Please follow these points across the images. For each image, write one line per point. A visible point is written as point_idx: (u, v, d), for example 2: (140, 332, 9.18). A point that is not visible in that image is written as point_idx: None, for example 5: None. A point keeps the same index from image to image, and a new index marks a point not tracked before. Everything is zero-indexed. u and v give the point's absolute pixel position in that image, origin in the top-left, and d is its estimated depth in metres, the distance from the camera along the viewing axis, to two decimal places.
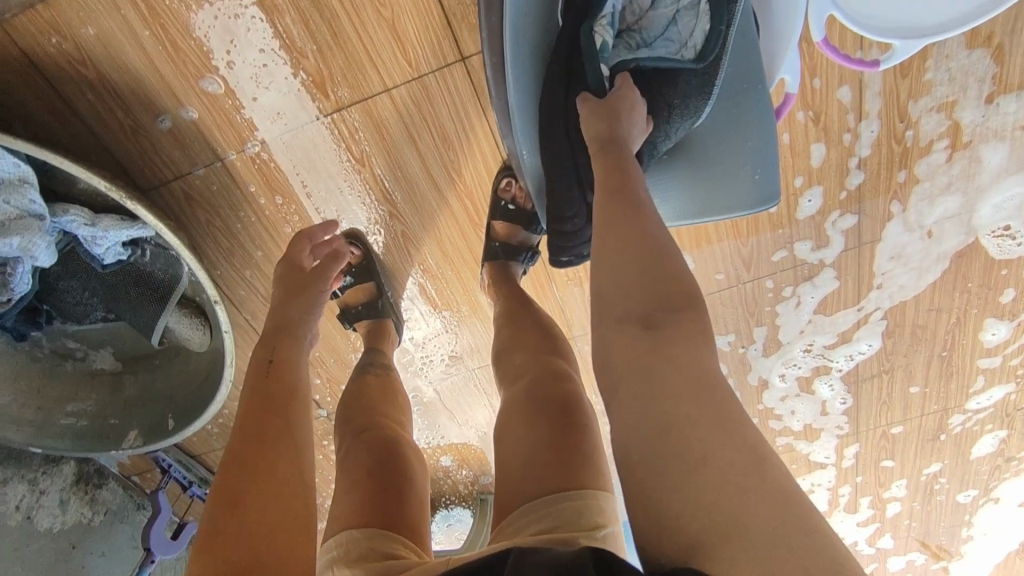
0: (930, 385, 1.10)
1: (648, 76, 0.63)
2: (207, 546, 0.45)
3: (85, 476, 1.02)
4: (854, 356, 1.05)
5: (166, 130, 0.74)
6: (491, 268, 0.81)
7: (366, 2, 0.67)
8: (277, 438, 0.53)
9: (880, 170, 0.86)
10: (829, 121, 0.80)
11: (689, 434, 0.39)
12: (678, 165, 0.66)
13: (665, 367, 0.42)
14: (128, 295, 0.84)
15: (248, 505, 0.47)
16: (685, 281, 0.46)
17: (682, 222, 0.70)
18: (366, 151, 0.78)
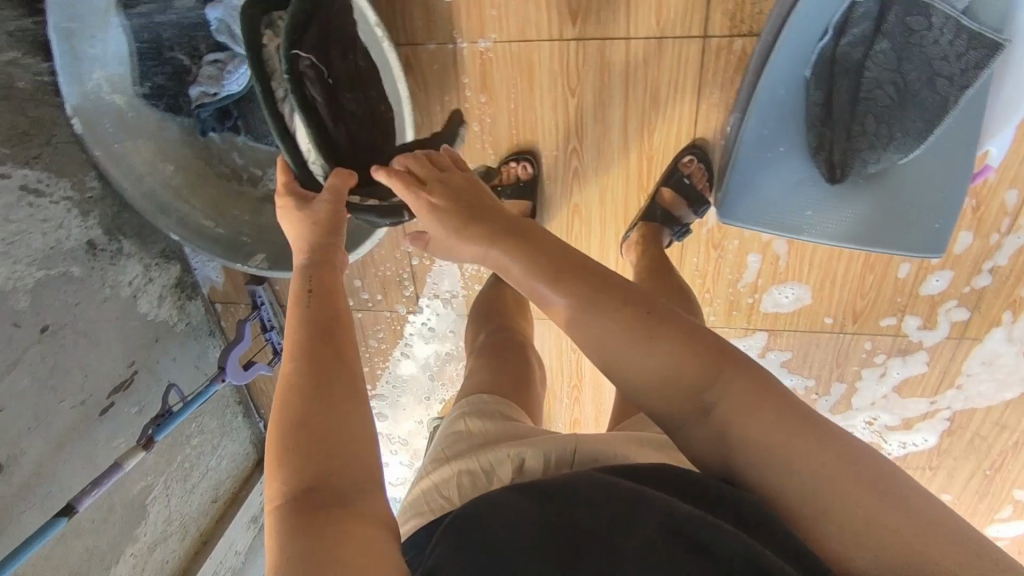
0: (961, 498, 1.14)
1: (880, 105, 0.68)
2: (278, 464, 0.45)
3: (183, 285, 1.09)
4: (907, 445, 1.09)
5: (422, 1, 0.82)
6: (645, 228, 0.87)
7: None
8: (326, 358, 0.52)
9: (1008, 277, 0.91)
10: (986, 215, 0.87)
11: (738, 423, 0.45)
12: (870, 191, 0.72)
13: (657, 389, 0.48)
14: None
15: (314, 420, 0.46)
16: (654, 300, 0.51)
17: (844, 244, 0.73)
18: (581, 84, 0.84)
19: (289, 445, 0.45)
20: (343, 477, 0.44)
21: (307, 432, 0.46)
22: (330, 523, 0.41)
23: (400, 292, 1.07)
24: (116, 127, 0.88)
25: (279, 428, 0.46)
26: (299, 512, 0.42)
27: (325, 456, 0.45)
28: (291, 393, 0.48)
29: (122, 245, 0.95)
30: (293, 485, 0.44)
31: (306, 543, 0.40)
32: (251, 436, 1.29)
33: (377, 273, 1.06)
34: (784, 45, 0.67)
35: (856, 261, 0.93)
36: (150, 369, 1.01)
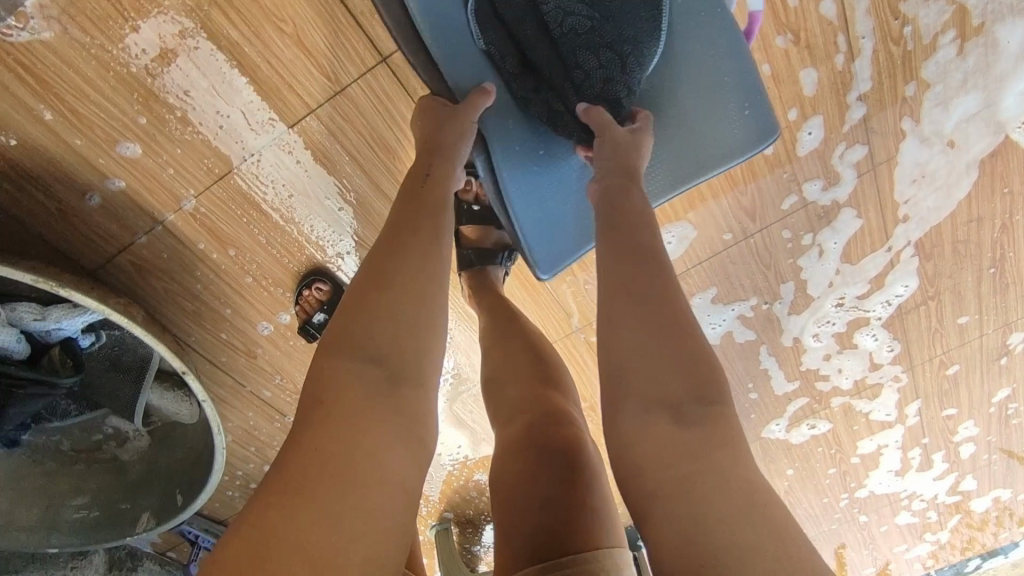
0: (982, 309, 0.99)
1: (584, 32, 0.57)
2: (340, 317, 0.44)
3: (118, 561, 1.01)
4: (891, 301, 0.96)
5: (98, 206, 0.70)
6: (469, 278, 0.75)
7: (264, 22, 0.60)
8: (410, 223, 0.49)
9: (883, 83, 0.74)
10: (813, 40, 0.69)
11: (694, 473, 0.38)
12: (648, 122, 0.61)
13: (659, 371, 0.42)
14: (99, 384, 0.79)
15: (371, 293, 0.44)
16: (680, 305, 0.44)
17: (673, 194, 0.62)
18: (307, 180, 0.71)
19: (353, 313, 0.44)
20: (393, 362, 0.42)
21: (369, 309, 0.43)
22: (360, 419, 0.39)
23: None
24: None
25: (360, 288, 0.45)
26: (352, 385, 0.40)
27: (391, 333, 0.43)
28: (390, 270, 0.45)
29: None
30: (354, 350, 0.42)
31: (314, 424, 0.38)
32: None
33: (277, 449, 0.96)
34: (435, 41, 0.55)
35: None
36: None
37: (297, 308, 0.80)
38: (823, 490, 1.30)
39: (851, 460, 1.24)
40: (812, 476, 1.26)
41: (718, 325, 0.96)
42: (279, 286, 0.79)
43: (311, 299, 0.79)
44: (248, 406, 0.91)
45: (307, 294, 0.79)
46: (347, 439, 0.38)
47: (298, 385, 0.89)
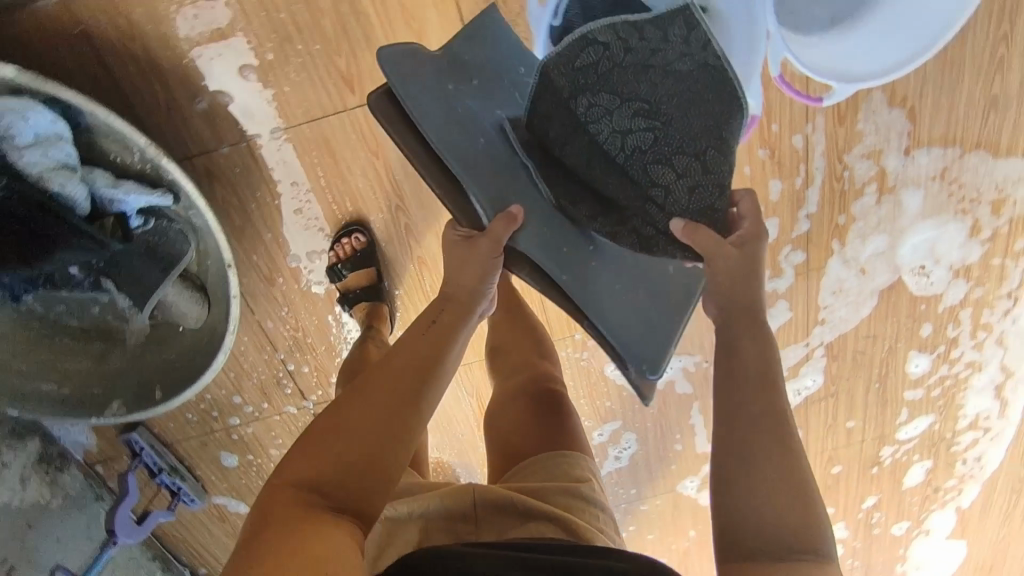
0: (866, 419, 1.20)
1: (646, 148, 0.65)
2: (309, 442, 0.57)
3: (48, 457, 1.00)
4: (801, 390, 1.17)
5: (202, 111, 0.81)
6: None
7: (399, 16, 0.78)
8: (379, 364, 0.64)
9: (825, 207, 0.98)
10: (783, 159, 0.93)
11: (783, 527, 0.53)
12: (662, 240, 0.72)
13: (759, 454, 0.56)
14: (131, 263, 0.85)
15: (340, 427, 0.57)
16: (784, 410, 0.58)
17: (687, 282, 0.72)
18: (382, 145, 0.86)
19: (324, 436, 0.57)
20: (350, 486, 0.55)
21: (331, 437, 0.57)
22: (295, 533, 0.50)
23: (281, 392, 1.04)
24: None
25: (327, 422, 0.58)
26: (298, 503, 0.53)
27: (343, 465, 0.55)
28: (352, 408, 0.59)
29: None
30: (311, 475, 0.55)
31: (265, 532, 0.50)
32: None
33: (252, 381, 1.02)
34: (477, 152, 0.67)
35: None
36: (27, 559, 0.93)
37: (332, 251, 0.92)
38: None
39: None
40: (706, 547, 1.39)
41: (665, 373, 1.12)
42: (321, 227, 0.92)
43: (348, 247, 0.91)
44: (246, 332, 0.98)
45: (348, 241, 0.91)
46: (293, 543, 0.49)
47: (300, 322, 0.98)
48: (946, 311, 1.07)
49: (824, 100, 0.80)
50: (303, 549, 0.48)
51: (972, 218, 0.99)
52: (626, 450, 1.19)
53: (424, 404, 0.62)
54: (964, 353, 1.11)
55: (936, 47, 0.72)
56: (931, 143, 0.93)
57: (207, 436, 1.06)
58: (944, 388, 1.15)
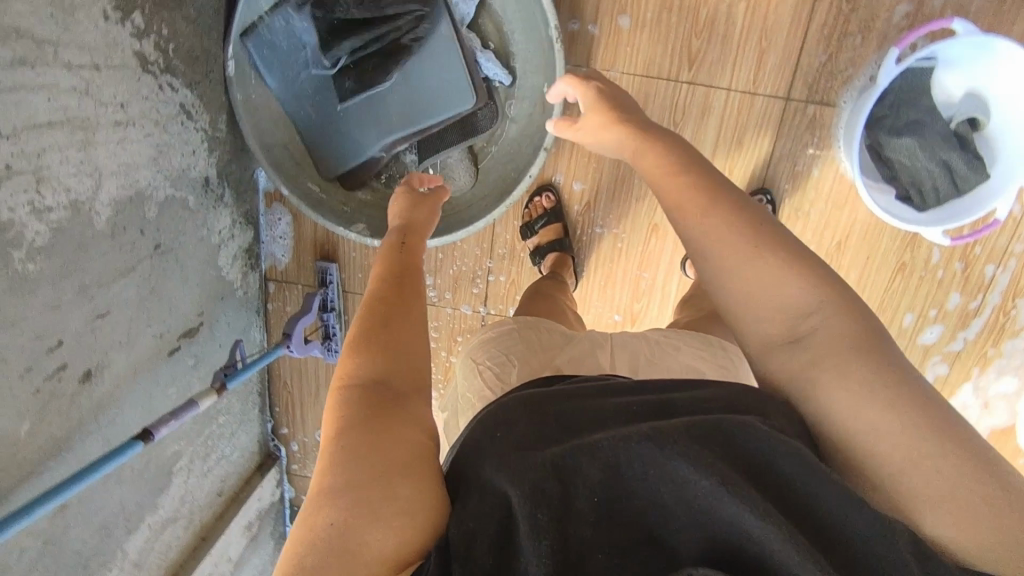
0: None
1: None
2: (351, 350, 0.53)
3: (252, 253, 1.07)
4: None
5: (570, 31, 0.97)
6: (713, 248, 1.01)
7: (758, 30, 0.96)
8: (398, 282, 0.61)
9: (981, 339, 1.12)
10: (971, 280, 1.09)
11: (836, 373, 0.46)
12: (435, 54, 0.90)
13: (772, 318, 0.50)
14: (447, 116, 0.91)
15: (381, 328, 0.54)
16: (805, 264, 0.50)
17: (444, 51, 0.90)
18: (682, 121, 1.01)
19: (350, 350, 0.53)
20: (400, 381, 0.51)
21: (372, 339, 0.53)
22: (361, 436, 0.46)
23: (469, 289, 1.11)
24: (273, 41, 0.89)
25: (357, 332, 0.55)
26: (351, 405, 0.49)
27: (384, 358, 0.52)
28: (370, 314, 0.56)
29: (224, 193, 0.94)
30: (364, 373, 0.51)
31: (327, 446, 0.47)
32: (260, 434, 1.23)
33: (452, 268, 1.10)
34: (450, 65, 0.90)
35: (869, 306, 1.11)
36: (212, 324, 0.97)
37: (525, 210, 1.06)
38: None
39: None
40: None
41: None
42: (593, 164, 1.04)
43: (539, 206, 1.05)
44: None
45: (538, 200, 1.05)
46: (361, 449, 0.45)
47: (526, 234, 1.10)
48: None
49: None
50: (381, 444, 0.46)
51: None
52: None
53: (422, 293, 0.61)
54: None
55: None
56: None
57: None
58: None
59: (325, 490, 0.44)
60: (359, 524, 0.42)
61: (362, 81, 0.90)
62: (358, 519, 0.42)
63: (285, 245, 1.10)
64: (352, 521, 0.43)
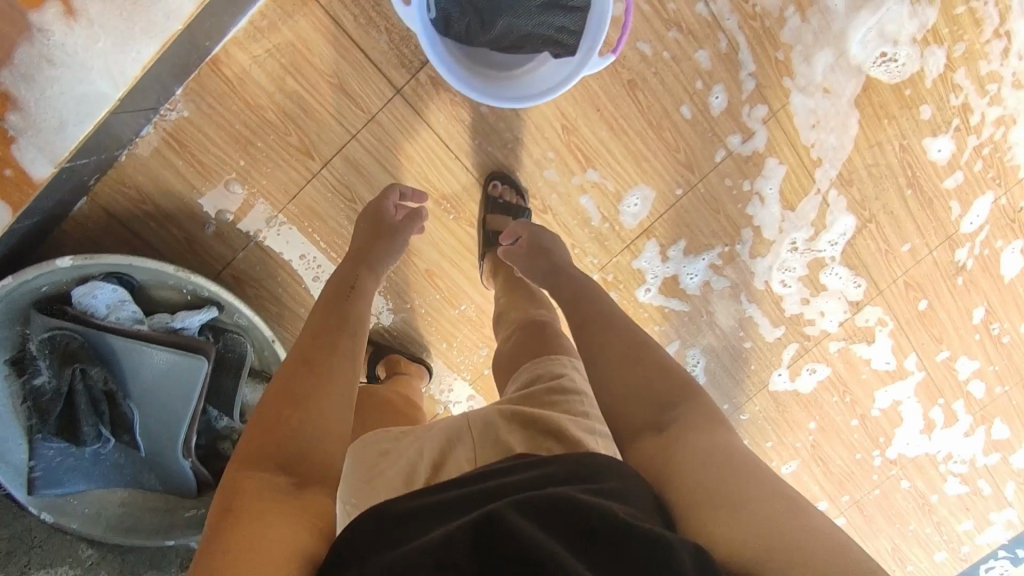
0: (919, 235, 1.17)
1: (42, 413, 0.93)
2: (260, 430, 0.61)
3: None
4: (837, 241, 1.13)
5: (213, 232, 0.97)
6: (489, 258, 1.01)
7: (318, 78, 0.90)
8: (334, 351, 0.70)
9: (761, 60, 0.99)
10: (698, 31, 0.95)
11: (683, 432, 0.60)
12: (145, 357, 0.92)
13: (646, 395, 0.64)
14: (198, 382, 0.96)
15: (302, 403, 0.63)
16: (675, 369, 0.66)
17: (156, 352, 0.92)
18: (355, 190, 0.98)
19: (262, 429, 0.61)
20: (309, 468, 0.59)
21: (287, 411, 0.62)
22: (259, 518, 0.52)
23: None
24: (52, 474, 0.96)
25: (275, 401, 0.63)
26: (265, 486, 0.56)
27: (300, 439, 0.60)
28: (293, 386, 0.65)
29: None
30: (270, 454, 0.58)
31: (220, 520, 0.53)
32: None
33: None
34: (152, 357, 0.92)
35: (647, 136, 1.01)
36: None
37: None
38: (852, 442, 1.34)
39: (872, 416, 1.31)
40: (837, 428, 1.32)
41: (695, 276, 1.13)
42: None
43: None
44: None
45: None
46: (259, 530, 0.51)
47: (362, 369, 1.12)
48: (935, 83, 1.05)
49: None
50: (263, 539, 0.50)
51: None
52: (697, 366, 1.21)
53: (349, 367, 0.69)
54: (982, 116, 1.09)
55: None
56: None
57: None
58: (986, 156, 1.12)
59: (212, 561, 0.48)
60: None
61: (131, 430, 0.97)
62: None
63: None
64: None
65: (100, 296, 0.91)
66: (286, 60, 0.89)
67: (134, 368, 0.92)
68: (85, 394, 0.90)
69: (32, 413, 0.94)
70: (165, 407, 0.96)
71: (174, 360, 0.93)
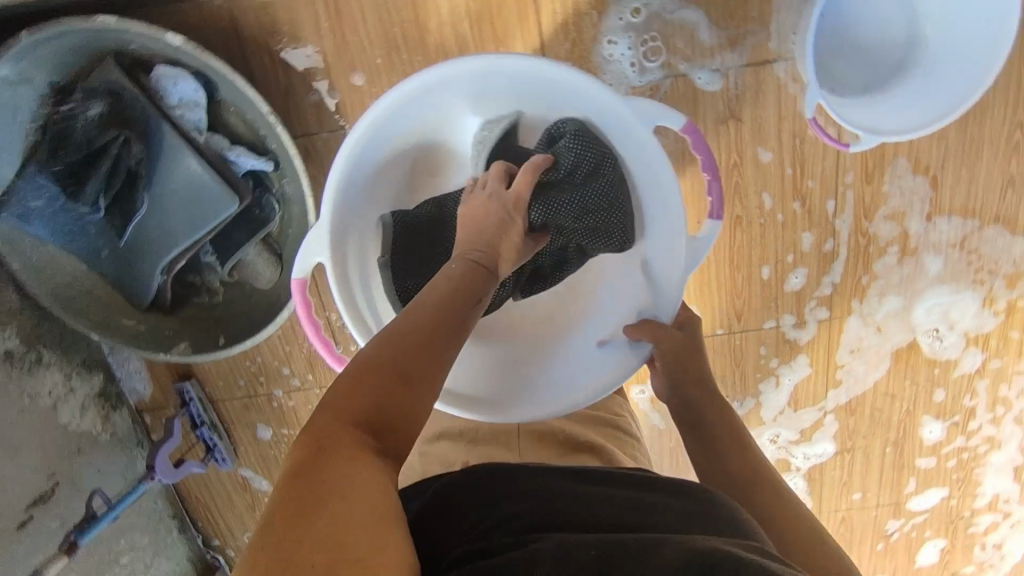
0: (875, 494, 1.20)
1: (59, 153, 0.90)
2: (359, 381, 0.58)
3: (107, 394, 1.10)
4: (810, 456, 1.18)
5: (312, 102, 0.96)
6: None
7: (491, 41, 0.93)
8: (427, 355, 0.61)
9: (847, 275, 1.06)
10: (814, 215, 1.03)
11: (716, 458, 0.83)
12: (186, 164, 0.90)
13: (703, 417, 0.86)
14: (215, 214, 0.92)
15: (408, 376, 0.59)
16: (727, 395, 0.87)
17: (197, 164, 0.90)
18: None
19: (357, 383, 0.58)
20: (393, 438, 0.57)
21: (391, 382, 0.58)
22: (345, 481, 0.51)
23: (325, 366, 1.12)
24: (30, 209, 0.92)
25: (384, 365, 0.59)
26: (352, 445, 0.54)
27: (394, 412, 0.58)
28: (400, 345, 0.60)
29: (42, 355, 0.98)
30: (359, 416, 0.56)
31: (305, 467, 0.52)
32: (189, 553, 1.26)
33: (301, 348, 1.11)
34: (192, 167, 0.90)
35: (721, 273, 1.06)
36: (72, 479, 1.00)
37: None
38: None
39: None
40: None
41: None
42: None
43: None
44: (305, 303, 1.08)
45: None
46: (346, 503, 0.49)
47: None
48: (960, 377, 1.11)
49: (855, 145, 0.88)
50: (352, 499, 0.50)
51: (989, 289, 1.06)
52: None
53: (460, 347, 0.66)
54: (980, 425, 1.14)
55: (943, 117, 0.86)
56: (952, 212, 1.03)
57: (250, 399, 1.15)
58: (962, 460, 1.16)
59: (307, 517, 0.47)
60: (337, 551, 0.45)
61: (128, 217, 0.94)
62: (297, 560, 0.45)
63: (144, 377, 1.13)
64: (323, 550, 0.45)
65: (181, 89, 0.90)
66: (475, 7, 0.91)
67: (168, 167, 0.91)
68: (113, 161, 0.89)
69: (48, 145, 0.90)
70: (171, 215, 0.94)
71: (209, 181, 0.91)
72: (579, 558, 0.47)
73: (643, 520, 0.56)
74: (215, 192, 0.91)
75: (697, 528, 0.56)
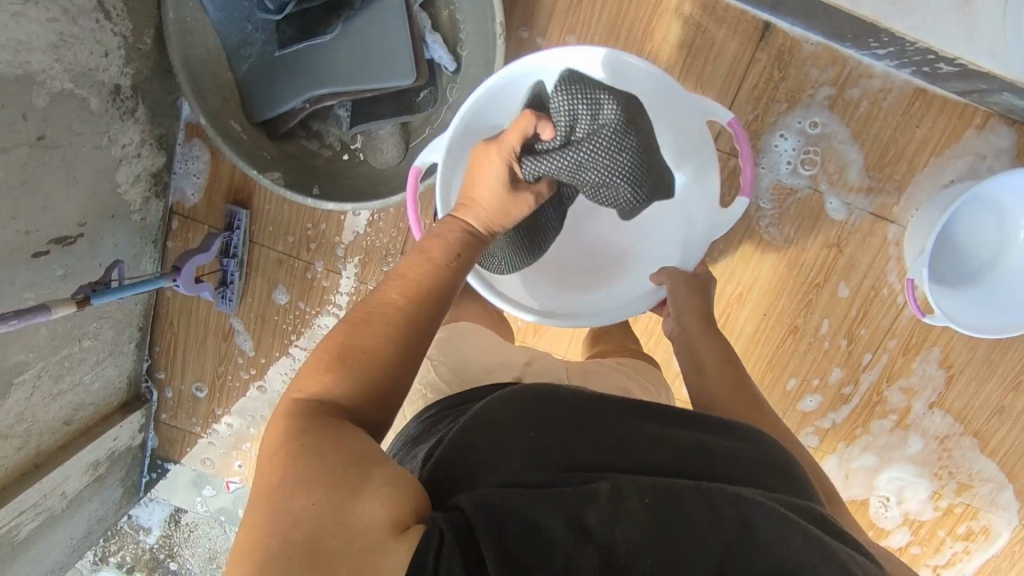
0: None
1: None
2: (319, 364, 0.58)
3: (158, 179, 1.04)
4: None
5: (519, 36, 0.98)
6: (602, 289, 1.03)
7: (694, 74, 0.99)
8: (390, 318, 0.60)
9: (848, 419, 1.18)
10: (852, 358, 1.14)
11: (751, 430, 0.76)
12: (391, 19, 0.90)
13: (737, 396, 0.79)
14: (389, 79, 0.92)
15: (362, 341, 0.58)
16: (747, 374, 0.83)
17: (402, 26, 0.90)
18: None
19: (321, 363, 0.58)
20: (359, 402, 0.56)
21: (348, 352, 0.58)
22: (315, 448, 0.52)
23: (380, 264, 1.11)
24: None
25: (343, 337, 0.59)
26: (318, 413, 0.55)
27: (352, 372, 0.57)
28: (362, 318, 0.60)
29: (136, 108, 0.91)
30: (325, 387, 0.56)
31: (279, 445, 0.53)
32: (132, 371, 1.17)
33: (369, 238, 1.10)
34: (396, 26, 0.90)
35: (756, 367, 1.15)
36: (94, 241, 0.92)
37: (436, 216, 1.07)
38: None
39: None
40: None
41: None
42: None
43: None
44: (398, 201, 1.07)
45: None
46: (316, 467, 0.51)
47: None
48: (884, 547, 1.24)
49: (927, 314, 0.97)
50: (324, 458, 0.51)
51: (942, 486, 1.20)
52: None
53: (440, 304, 0.63)
54: None
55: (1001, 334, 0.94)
56: (950, 412, 1.16)
57: (289, 257, 1.11)
58: None
59: (286, 489, 0.50)
60: (334, 507, 0.49)
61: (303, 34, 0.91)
62: (281, 522, 0.48)
63: (197, 184, 1.07)
64: (326, 505, 0.49)
65: None
66: (700, 40, 0.97)
67: (372, 14, 0.90)
68: None
69: None
70: (345, 56, 0.92)
71: (404, 45, 0.90)
72: (632, 506, 0.50)
73: (705, 471, 0.59)
74: (400, 61, 0.91)
75: (758, 485, 0.59)
